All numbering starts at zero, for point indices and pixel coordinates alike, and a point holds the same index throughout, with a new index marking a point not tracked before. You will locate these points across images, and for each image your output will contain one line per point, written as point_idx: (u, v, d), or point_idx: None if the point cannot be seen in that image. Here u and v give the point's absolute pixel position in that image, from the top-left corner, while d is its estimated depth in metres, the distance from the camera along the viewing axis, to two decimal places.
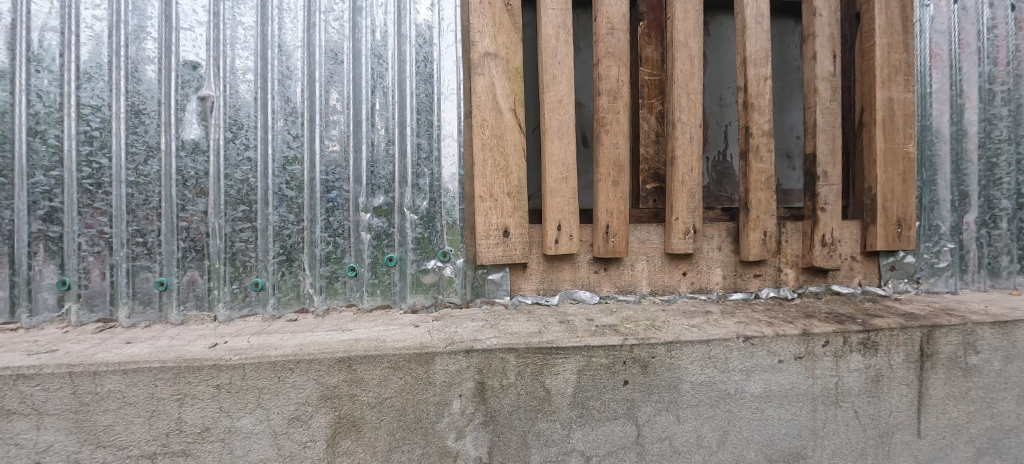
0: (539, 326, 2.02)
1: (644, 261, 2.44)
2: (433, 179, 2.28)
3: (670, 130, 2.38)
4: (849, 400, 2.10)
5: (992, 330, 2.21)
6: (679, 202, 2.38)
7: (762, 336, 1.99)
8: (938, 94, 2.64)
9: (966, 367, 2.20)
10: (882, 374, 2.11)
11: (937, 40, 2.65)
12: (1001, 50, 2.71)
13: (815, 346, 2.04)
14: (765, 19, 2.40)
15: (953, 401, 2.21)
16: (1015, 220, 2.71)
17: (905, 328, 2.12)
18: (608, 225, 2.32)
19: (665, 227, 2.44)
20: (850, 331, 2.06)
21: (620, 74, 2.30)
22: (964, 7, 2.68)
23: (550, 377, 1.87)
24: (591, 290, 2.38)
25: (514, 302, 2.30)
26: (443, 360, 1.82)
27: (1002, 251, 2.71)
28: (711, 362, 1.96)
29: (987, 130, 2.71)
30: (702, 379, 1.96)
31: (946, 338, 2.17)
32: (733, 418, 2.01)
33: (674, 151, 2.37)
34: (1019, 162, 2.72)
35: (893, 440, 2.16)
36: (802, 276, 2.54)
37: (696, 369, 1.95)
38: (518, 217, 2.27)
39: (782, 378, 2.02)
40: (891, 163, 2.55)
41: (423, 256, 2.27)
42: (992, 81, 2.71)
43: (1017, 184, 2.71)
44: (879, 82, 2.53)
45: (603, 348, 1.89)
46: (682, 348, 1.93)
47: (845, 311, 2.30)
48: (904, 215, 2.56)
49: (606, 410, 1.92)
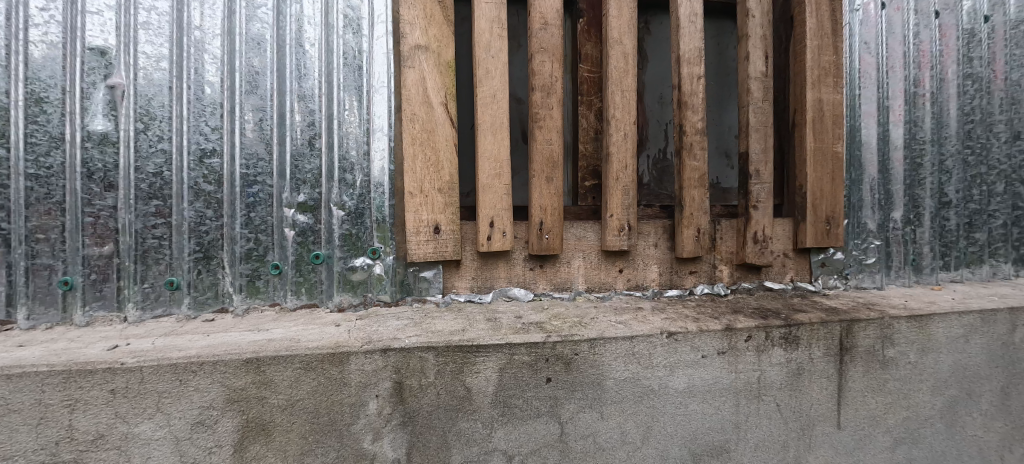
0: (464, 324, 2.00)
1: (580, 258, 2.43)
2: (362, 174, 2.22)
3: (605, 127, 2.38)
4: (771, 394, 2.15)
5: (908, 324, 2.30)
6: (613, 199, 2.37)
7: (686, 331, 2.03)
8: (865, 97, 2.72)
9: (884, 359, 2.28)
10: (801, 367, 2.18)
11: (866, 45, 2.73)
12: (925, 55, 2.82)
13: (737, 341, 2.09)
14: (698, 18, 2.42)
15: (871, 393, 2.28)
16: (935, 218, 2.84)
17: (825, 323, 2.19)
18: (542, 221, 2.30)
19: (601, 224, 2.44)
20: (772, 326, 2.12)
21: (553, 70, 2.28)
22: (892, 12, 2.76)
23: (470, 376, 1.86)
24: (526, 287, 2.36)
25: (446, 300, 2.26)
26: (358, 360, 1.79)
27: (926, 248, 2.83)
28: (634, 358, 1.98)
29: (913, 132, 2.81)
30: (625, 375, 1.98)
31: (864, 332, 2.24)
32: (657, 414, 2.03)
33: (608, 148, 2.36)
34: (941, 163, 2.84)
35: (814, 432, 2.22)
36: (736, 272, 2.59)
37: (619, 365, 1.97)
38: (449, 214, 2.23)
39: (705, 373, 2.06)
40: (821, 162, 2.61)
41: (350, 254, 2.21)
42: (917, 85, 2.81)
43: (938, 184, 2.84)
44: (809, 84, 2.59)
45: (525, 345, 1.89)
46: (606, 345, 1.95)
47: (771, 306, 2.36)
48: (833, 213, 2.63)
49: (529, 408, 1.92)
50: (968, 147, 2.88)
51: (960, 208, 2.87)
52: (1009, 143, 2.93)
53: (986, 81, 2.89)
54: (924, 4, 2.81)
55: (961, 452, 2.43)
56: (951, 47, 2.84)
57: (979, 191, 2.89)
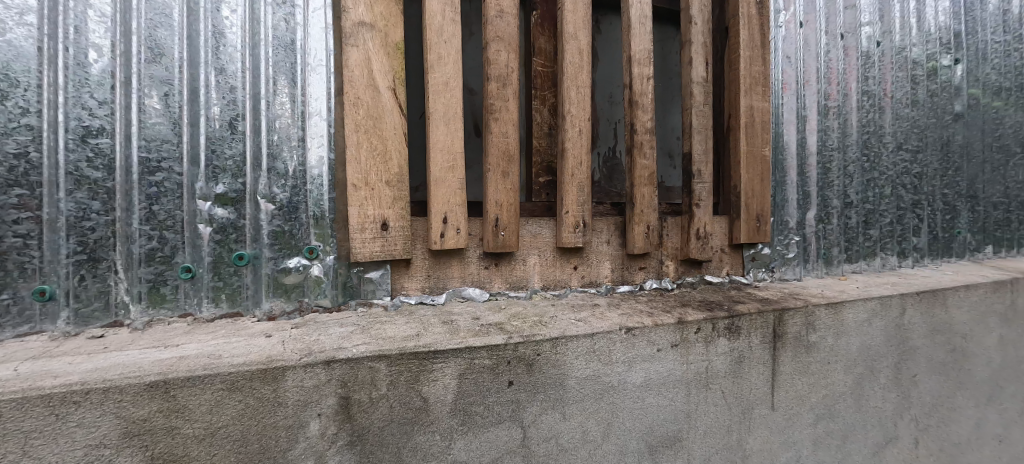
0: (418, 328, 1.84)
1: (536, 256, 2.36)
2: (296, 162, 1.96)
3: (560, 123, 2.32)
4: (717, 382, 2.25)
5: (826, 311, 2.53)
6: (568, 195, 2.33)
7: (642, 326, 2.05)
8: (787, 106, 2.98)
9: (808, 343, 2.49)
10: (742, 355, 2.31)
11: (788, 58, 2.98)
12: (833, 71, 3.15)
13: (688, 333, 2.16)
14: (648, 20, 2.45)
15: (799, 375, 2.49)
16: (841, 217, 3.19)
17: (761, 313, 2.34)
18: (497, 218, 2.20)
19: (556, 220, 2.40)
20: (718, 318, 2.22)
21: (509, 60, 2.17)
22: (808, 31, 3.05)
23: (426, 384, 1.71)
24: (481, 287, 2.24)
25: (395, 302, 2.07)
26: (295, 375, 1.57)
27: (834, 243, 3.17)
28: (595, 355, 1.95)
29: (824, 139, 3.12)
30: (586, 373, 1.95)
31: (793, 320, 2.43)
32: (617, 410, 2.02)
33: (563, 143, 2.31)
34: (844, 167, 3.21)
35: (753, 416, 2.37)
36: (680, 267, 2.69)
37: (580, 364, 1.93)
38: (398, 209, 2.04)
39: (660, 366, 2.10)
40: (752, 164, 2.80)
41: (282, 253, 1.94)
42: (827, 98, 3.14)
43: (843, 186, 3.19)
44: (742, 91, 2.77)
45: (486, 348, 1.78)
46: (567, 343, 1.90)
47: (713, 299, 2.48)
48: (762, 211, 2.84)
49: (490, 414, 1.81)
50: (864, 155, 3.28)
51: (859, 208, 3.26)
52: (894, 152, 3.39)
53: (878, 98, 3.32)
54: (832, 26, 3.14)
55: (866, 423, 2.74)
56: (852, 67, 3.22)
57: (872, 193, 3.31)
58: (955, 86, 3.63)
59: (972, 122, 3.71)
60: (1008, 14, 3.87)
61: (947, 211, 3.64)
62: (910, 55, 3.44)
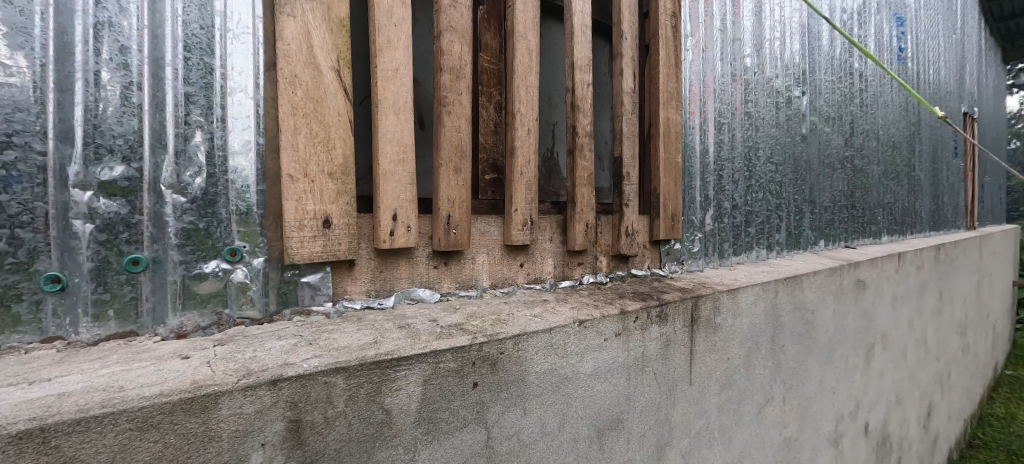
0: (374, 335, 1.52)
1: (484, 254, 2.20)
2: (212, 146, 1.60)
3: (509, 121, 2.25)
4: (651, 365, 2.32)
5: (727, 296, 2.91)
6: (517, 193, 2.23)
7: (592, 318, 1.98)
8: (693, 121, 3.39)
9: (715, 325, 2.83)
10: (669, 338, 2.45)
11: (694, 79, 3.39)
12: (725, 93, 3.68)
13: (629, 322, 2.17)
14: (588, 29, 2.55)
15: (709, 353, 2.81)
16: (730, 216, 3.73)
17: (683, 299, 2.53)
18: (449, 215, 1.99)
19: (503, 218, 2.27)
20: (651, 305, 2.30)
21: (462, 53, 2.05)
22: (708, 57, 3.52)
23: (388, 395, 1.42)
24: (430, 287, 2.02)
25: (337, 309, 1.78)
26: (232, 401, 1.19)
27: (725, 239, 3.69)
28: (552, 349, 1.82)
29: (718, 150, 3.62)
30: (545, 367, 1.81)
31: (705, 305, 2.72)
32: (570, 402, 1.91)
33: (512, 142, 2.23)
34: (732, 175, 3.76)
35: (677, 391, 2.52)
36: (612, 262, 2.86)
37: (540, 359, 1.79)
38: (343, 204, 1.74)
39: (606, 355, 2.06)
40: (669, 170, 3.11)
41: (195, 256, 1.56)
42: (721, 115, 3.64)
43: (731, 191, 3.74)
44: (661, 104, 3.06)
45: (451, 350, 1.54)
46: (528, 339, 1.73)
47: (642, 289, 2.66)
48: (675, 211, 3.18)
49: (454, 419, 1.58)
50: (746, 165, 3.89)
51: (742, 209, 3.85)
52: (765, 164, 4.08)
53: (754, 118, 3.96)
54: (724, 55, 3.67)
55: (753, 388, 3.22)
56: (738, 91, 3.79)
57: (750, 198, 3.93)
58: (802, 112, 4.50)
59: (812, 142, 4.64)
60: (833, 60, 4.95)
61: (797, 213, 4.49)
62: (774, 85, 4.17)
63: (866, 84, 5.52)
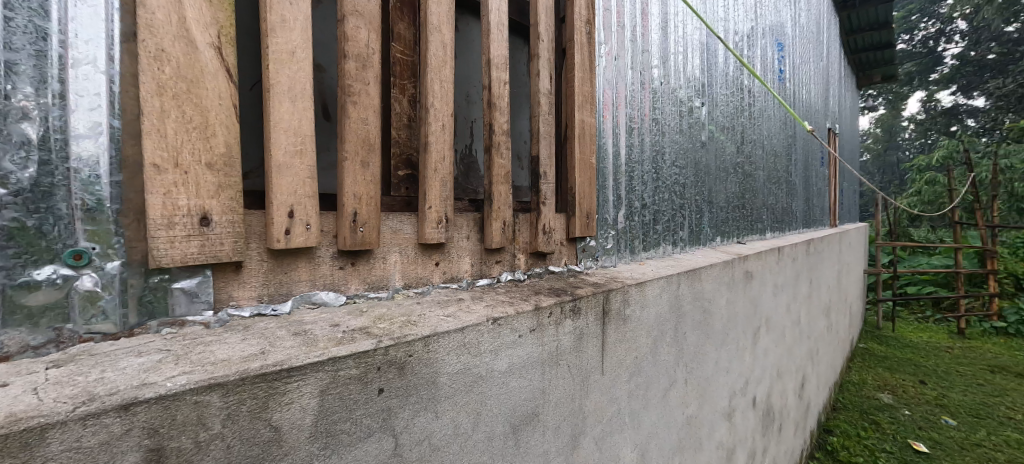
0: (261, 345, 1.34)
1: (396, 254, 2.04)
2: (47, 128, 1.26)
3: (422, 115, 2.10)
4: (565, 358, 2.37)
5: (635, 289, 3.09)
6: (431, 190, 2.13)
7: (506, 315, 1.96)
8: (606, 124, 3.55)
9: (625, 316, 2.98)
10: (582, 331, 2.50)
11: (607, 85, 3.56)
12: (635, 100, 3.92)
13: (543, 318, 2.19)
14: (504, 27, 2.53)
15: (620, 343, 2.96)
16: (640, 214, 3.97)
17: (595, 293, 2.61)
18: (356, 213, 1.79)
19: (416, 216, 2.13)
20: (565, 300, 2.34)
21: (371, 40, 1.85)
22: (619, 64, 3.71)
23: (277, 410, 1.23)
24: (336, 289, 1.82)
25: (221, 318, 1.51)
26: (66, 434, 0.94)
27: (635, 236, 3.93)
28: (465, 348, 1.75)
29: (629, 153, 3.84)
30: (457, 367, 1.73)
31: (616, 297, 2.85)
32: (483, 399, 1.86)
33: (426, 137, 2.10)
34: (642, 177, 4.01)
35: (590, 382, 2.61)
36: (531, 259, 2.87)
37: (451, 359, 1.70)
38: (227, 199, 1.48)
39: (521, 351, 2.05)
40: (583, 170, 3.22)
41: (21, 262, 1.21)
42: (631, 120, 3.87)
43: (640, 191, 3.99)
44: (576, 106, 3.15)
45: (352, 355, 1.38)
46: (439, 339, 1.64)
47: (558, 285, 2.70)
48: (590, 209, 3.31)
49: (357, 430, 1.42)
50: (654, 168, 4.18)
51: (651, 208, 4.13)
52: (671, 167, 4.42)
53: (661, 124, 4.27)
54: (634, 64, 3.91)
55: (659, 373, 3.45)
56: (647, 98, 4.06)
57: (658, 198, 4.22)
58: (702, 121, 4.95)
59: (711, 149, 5.12)
60: (727, 75, 5.50)
61: (698, 213, 4.92)
62: (678, 95, 4.52)
63: (753, 99, 6.23)
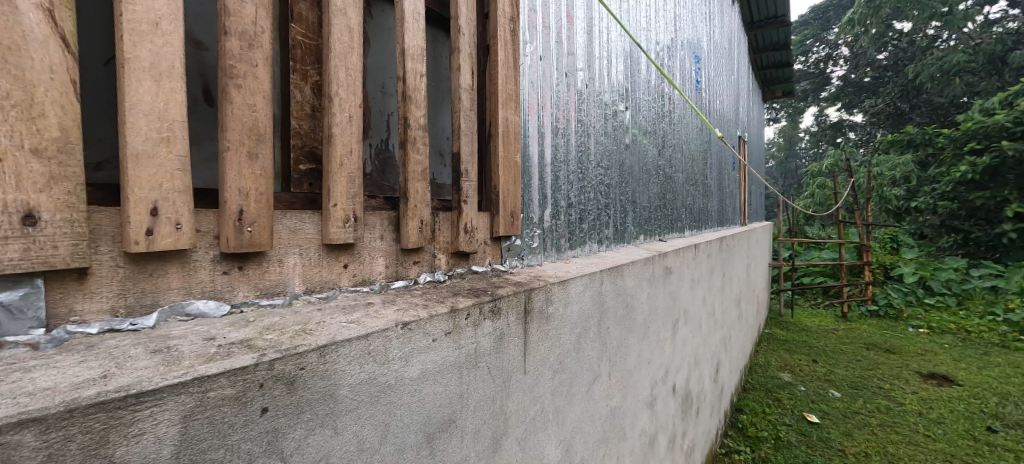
0: (105, 368, 1.13)
1: (296, 255, 1.82)
2: None
3: (325, 104, 1.89)
4: (484, 360, 2.31)
5: (558, 287, 3.10)
6: (336, 185, 1.92)
7: (418, 319, 1.85)
8: (531, 124, 3.54)
9: (548, 314, 2.98)
10: (503, 332, 2.45)
11: (531, 84, 3.55)
12: (560, 101, 3.96)
13: (460, 320, 2.11)
14: (421, 17, 2.37)
15: (543, 341, 2.95)
16: (566, 214, 4.03)
17: (517, 292, 2.57)
18: (241, 210, 1.57)
19: (319, 214, 1.91)
20: (483, 301, 2.27)
21: (258, 17, 1.62)
22: (544, 65, 3.73)
23: (120, 446, 1.03)
24: (218, 297, 1.59)
25: (55, 338, 1.23)
26: None
27: (561, 234, 3.98)
28: (370, 356, 1.63)
29: (555, 153, 3.88)
30: (360, 377, 1.59)
31: (538, 296, 2.84)
32: (392, 410, 1.73)
33: (329, 129, 1.89)
34: (567, 177, 4.07)
35: (512, 382, 2.56)
36: (452, 260, 2.75)
37: (353, 370, 1.56)
38: (70, 193, 1.10)
39: (435, 355, 1.96)
40: (507, 168, 3.16)
41: None
42: (557, 121, 3.91)
43: (566, 191, 4.04)
44: (500, 104, 3.07)
45: (226, 373, 1.20)
46: (339, 349, 1.50)
47: (480, 285, 2.63)
48: (515, 209, 3.26)
49: (233, 457, 1.24)
50: (579, 168, 4.26)
51: (576, 208, 4.21)
52: (596, 168, 4.54)
53: (586, 126, 4.37)
54: (559, 66, 3.95)
55: (583, 368, 3.51)
56: (572, 100, 4.13)
57: (583, 198, 4.32)
58: (625, 125, 5.15)
59: (634, 151, 5.36)
60: (649, 83, 5.79)
61: (622, 212, 5.11)
62: (603, 98, 4.66)
63: (673, 106, 6.63)
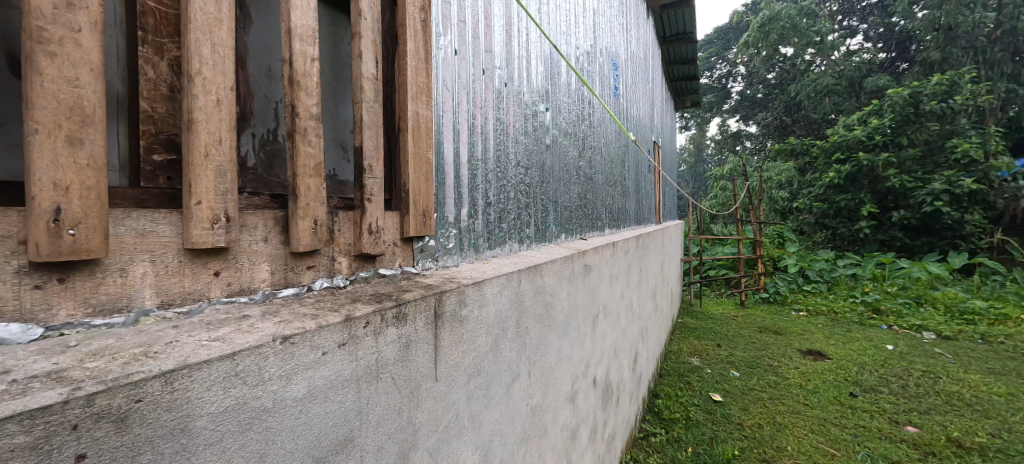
0: None
1: (147, 264, 1.36)
2: None
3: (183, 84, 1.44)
4: (387, 371, 1.80)
5: (472, 289, 2.52)
6: (202, 181, 1.46)
7: (303, 330, 1.41)
8: (445, 119, 3.38)
9: (460, 318, 2.40)
10: (409, 339, 1.95)
11: (445, 78, 3.39)
12: (477, 98, 3.86)
13: (356, 329, 1.63)
14: None
15: (454, 346, 2.36)
16: (484, 214, 3.95)
17: (424, 296, 2.05)
18: (60, 211, 1.10)
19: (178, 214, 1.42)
20: (386, 307, 1.78)
21: None
22: (460, 59, 3.58)
23: None
24: (25, 319, 1.17)
25: None
26: None
27: (480, 235, 3.87)
28: (235, 379, 1.20)
29: (472, 151, 3.77)
30: (223, 405, 1.17)
31: (449, 299, 2.27)
32: (270, 438, 1.30)
33: (189, 114, 1.42)
34: (485, 175, 3.98)
35: (420, 392, 2.02)
36: (355, 262, 2.15)
37: (213, 396, 1.14)
38: None
39: (326, 370, 1.50)
40: (420, 165, 2.62)
41: None
42: (473, 118, 3.80)
43: (484, 190, 3.95)
44: (410, 97, 2.58)
45: (17, 416, 0.85)
46: (194, 372, 1.10)
47: (384, 290, 2.11)
48: (428, 208, 2.92)
49: None
50: (498, 167, 4.20)
51: (495, 206, 4.14)
52: (515, 167, 4.52)
53: (504, 125, 4.31)
54: (476, 62, 3.84)
55: (512, 372, 3.20)
56: (490, 98, 4.06)
57: (502, 196, 4.26)
58: (546, 126, 5.20)
59: (554, 152, 5.43)
60: (569, 86, 5.91)
61: (543, 211, 5.15)
62: (522, 98, 4.65)
63: (592, 109, 6.85)
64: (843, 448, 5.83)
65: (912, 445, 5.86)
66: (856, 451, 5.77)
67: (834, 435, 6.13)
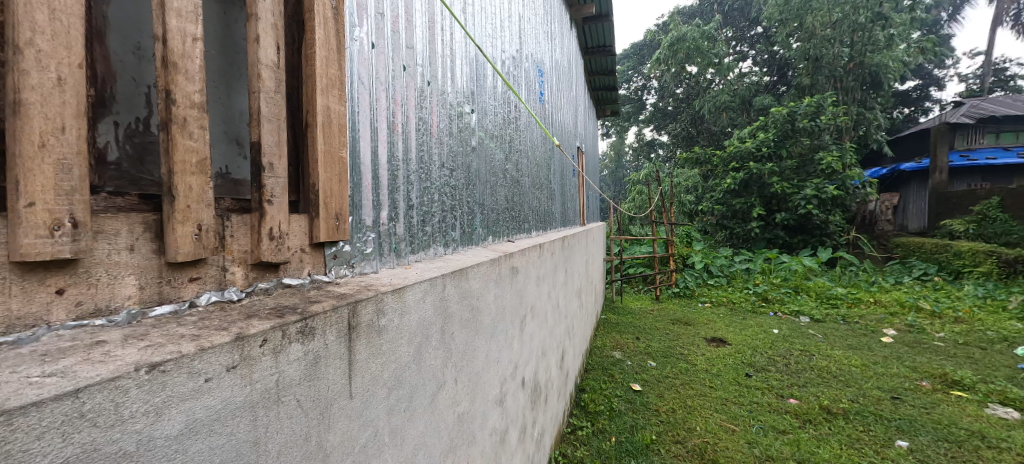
0: None
1: None
2: None
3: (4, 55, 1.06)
4: (292, 393, 1.49)
5: (391, 295, 2.29)
6: (34, 179, 1.09)
7: (177, 356, 1.10)
8: (360, 116, 3.13)
9: (378, 328, 2.13)
10: (318, 355, 1.64)
11: (361, 73, 3.14)
12: (397, 95, 3.63)
13: (251, 348, 1.31)
14: None
15: (373, 359, 2.07)
16: (405, 217, 3.74)
17: (335, 307, 1.76)
18: None
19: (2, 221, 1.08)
20: (290, 322, 1.48)
21: None
22: (377, 54, 3.34)
23: None
24: None
25: None
26: None
27: (401, 239, 3.65)
28: (79, 422, 0.92)
29: (391, 151, 3.55)
30: (61, 456, 0.89)
31: (365, 309, 1.99)
32: None
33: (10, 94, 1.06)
34: (407, 176, 3.78)
35: (333, 414, 1.72)
36: (252, 273, 1.88)
37: (47, 446, 0.87)
38: None
39: (211, 400, 1.18)
40: (330, 165, 2.32)
41: None
42: (393, 117, 3.58)
43: (405, 192, 3.75)
44: (320, 89, 2.23)
45: None
46: (15, 420, 0.83)
47: (289, 302, 1.84)
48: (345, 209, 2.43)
49: None
50: (420, 168, 4.01)
51: (418, 209, 3.95)
52: (439, 169, 4.36)
53: (427, 124, 4.14)
54: (396, 58, 3.62)
55: (437, 379, 3.04)
56: (411, 96, 3.86)
57: (425, 198, 4.09)
58: (471, 127, 5.10)
59: (480, 154, 5.34)
60: (495, 89, 5.88)
61: (469, 214, 5.04)
62: (446, 98, 4.51)
63: (518, 113, 6.89)
64: (741, 423, 6.45)
65: (794, 415, 6.67)
66: (751, 424, 6.42)
67: (734, 412, 6.77)
